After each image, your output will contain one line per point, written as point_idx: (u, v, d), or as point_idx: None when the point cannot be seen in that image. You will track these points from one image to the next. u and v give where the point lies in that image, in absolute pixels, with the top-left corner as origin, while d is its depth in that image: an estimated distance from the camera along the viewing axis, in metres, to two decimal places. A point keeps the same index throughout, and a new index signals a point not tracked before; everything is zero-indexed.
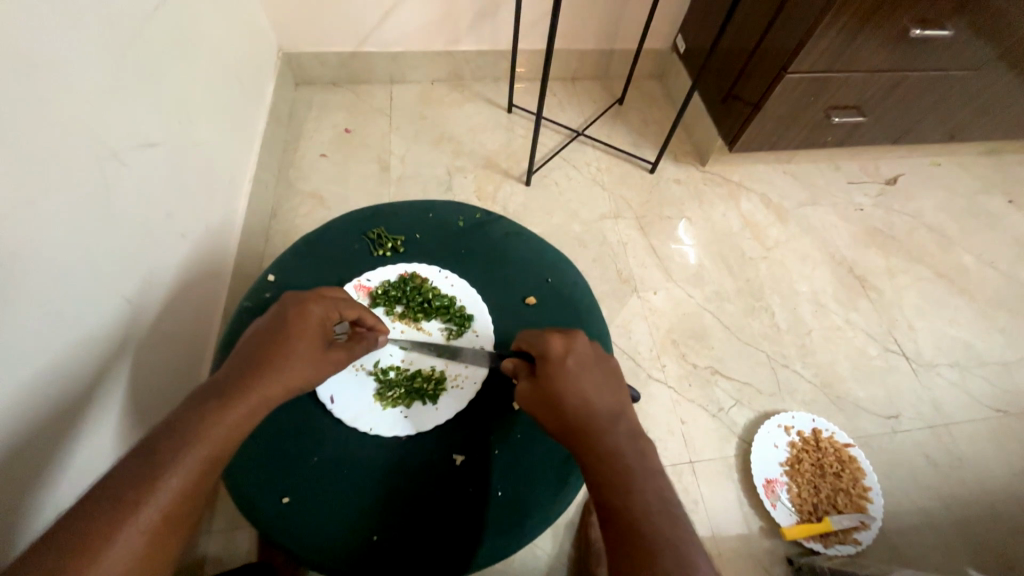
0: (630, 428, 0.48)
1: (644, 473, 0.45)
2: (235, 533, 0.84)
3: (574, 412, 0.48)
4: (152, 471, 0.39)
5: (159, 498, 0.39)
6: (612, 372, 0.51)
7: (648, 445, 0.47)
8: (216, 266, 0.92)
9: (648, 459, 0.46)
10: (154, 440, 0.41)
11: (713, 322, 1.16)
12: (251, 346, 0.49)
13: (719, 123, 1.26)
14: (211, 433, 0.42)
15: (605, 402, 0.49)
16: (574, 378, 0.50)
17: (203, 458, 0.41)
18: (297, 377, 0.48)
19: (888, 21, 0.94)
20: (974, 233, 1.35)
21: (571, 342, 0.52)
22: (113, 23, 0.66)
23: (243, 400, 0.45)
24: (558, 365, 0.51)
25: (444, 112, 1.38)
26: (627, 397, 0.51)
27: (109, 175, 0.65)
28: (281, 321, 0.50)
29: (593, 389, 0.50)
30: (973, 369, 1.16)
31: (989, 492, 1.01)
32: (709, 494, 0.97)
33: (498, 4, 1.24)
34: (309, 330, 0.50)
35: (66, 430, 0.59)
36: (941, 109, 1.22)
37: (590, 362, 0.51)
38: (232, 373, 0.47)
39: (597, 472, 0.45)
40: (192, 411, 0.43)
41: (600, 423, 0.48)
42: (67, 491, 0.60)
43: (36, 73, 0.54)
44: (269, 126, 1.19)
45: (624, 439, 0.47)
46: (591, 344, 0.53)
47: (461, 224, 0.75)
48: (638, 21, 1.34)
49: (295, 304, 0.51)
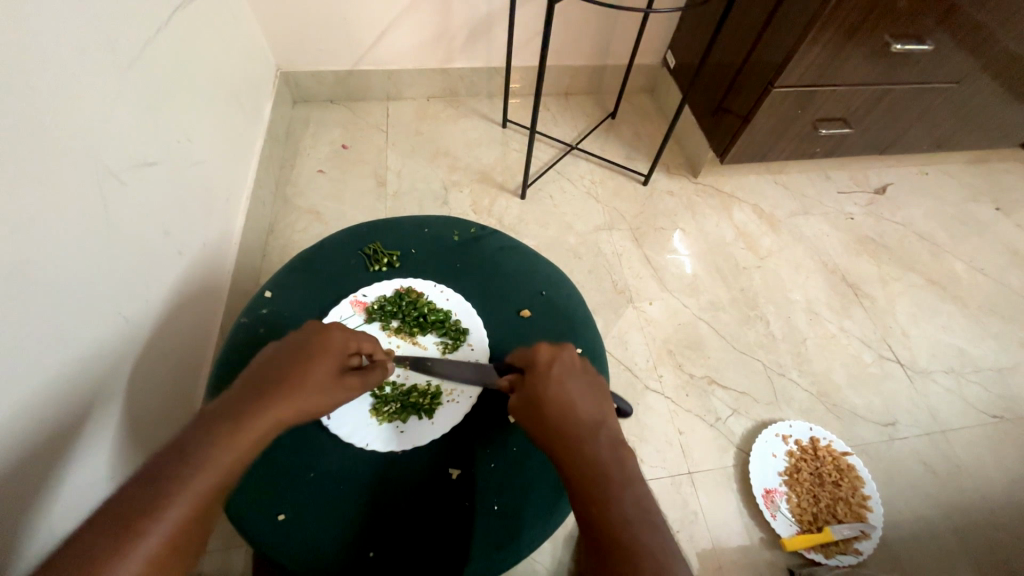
0: (611, 437, 0.48)
1: (623, 482, 0.44)
2: (230, 552, 0.83)
3: (558, 418, 0.49)
4: (161, 495, 0.39)
5: (164, 525, 0.38)
6: (596, 383, 0.53)
7: (629, 455, 0.47)
8: (213, 283, 0.93)
9: (628, 467, 0.46)
10: (162, 463, 0.41)
11: (709, 332, 1.16)
12: (267, 368, 0.50)
13: (710, 135, 1.28)
14: (223, 454, 0.43)
15: (588, 410, 0.50)
16: (563, 385, 0.51)
17: (212, 482, 0.41)
18: (310, 401, 0.49)
19: (870, 37, 0.96)
20: (964, 240, 1.37)
21: (559, 350, 0.54)
22: (114, 47, 0.68)
23: (256, 421, 0.45)
24: (544, 373, 0.52)
25: (440, 128, 1.40)
26: (609, 408, 0.51)
27: (107, 192, 0.66)
28: (302, 344, 0.52)
29: (578, 398, 0.51)
30: (968, 375, 1.16)
31: (988, 499, 1.01)
32: (709, 505, 0.97)
33: (492, 22, 1.27)
34: (327, 356, 0.52)
35: (61, 453, 0.59)
36: (927, 119, 1.24)
37: (577, 371, 0.53)
38: (244, 394, 0.47)
39: (575, 480, 0.45)
40: (201, 432, 0.43)
41: (582, 430, 0.48)
42: (61, 515, 0.59)
43: (38, 97, 0.55)
44: (267, 144, 1.20)
45: (604, 448, 0.47)
46: (577, 355, 0.55)
47: (457, 238, 0.76)
48: (629, 38, 1.37)
49: (315, 332, 0.54)
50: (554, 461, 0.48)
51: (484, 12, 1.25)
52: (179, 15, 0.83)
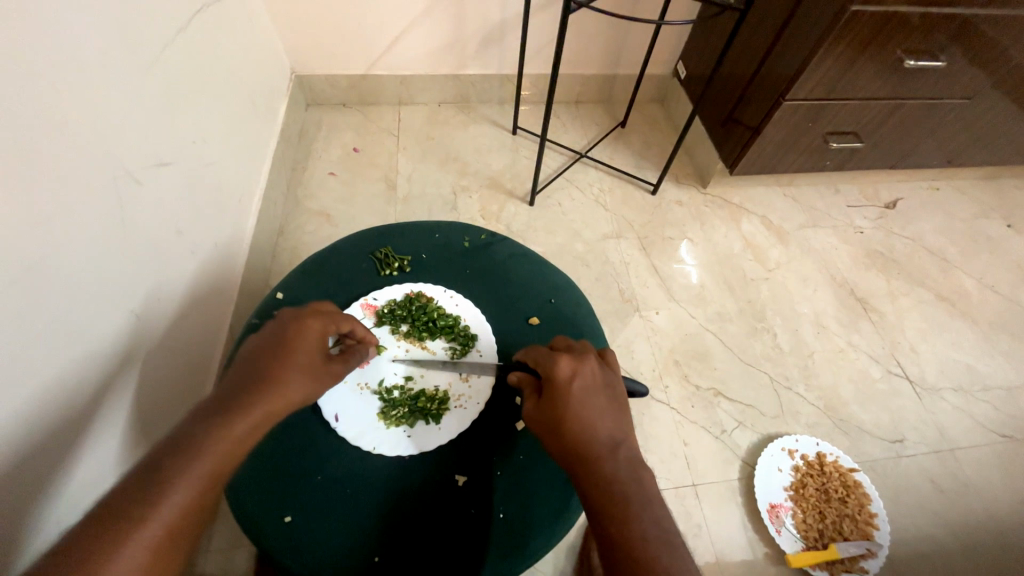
0: (631, 456, 0.48)
1: (642, 503, 0.44)
2: (232, 551, 0.83)
3: (579, 436, 0.48)
4: (156, 486, 0.40)
5: (160, 514, 0.39)
6: (618, 399, 0.51)
7: (647, 474, 0.47)
8: (224, 282, 0.94)
9: (647, 487, 0.46)
10: (159, 456, 0.42)
11: (715, 342, 1.16)
12: (250, 364, 0.49)
13: (720, 146, 1.29)
14: (214, 449, 0.43)
15: (608, 429, 0.49)
16: (583, 402, 0.50)
17: (206, 475, 0.42)
18: (297, 392, 0.49)
19: (882, 52, 0.96)
20: (974, 257, 1.36)
21: (580, 364, 0.53)
22: (134, 49, 0.69)
23: (246, 417, 0.45)
24: (565, 386, 0.51)
25: (451, 133, 1.41)
26: (629, 425, 0.51)
27: (123, 192, 0.67)
28: (278, 336, 0.51)
29: (600, 416, 0.50)
30: (977, 394, 1.15)
31: (997, 520, 1.00)
32: (713, 519, 0.96)
33: (505, 29, 1.28)
34: (306, 343, 0.51)
35: (62, 451, 0.58)
36: (938, 135, 1.24)
37: (598, 386, 0.52)
38: (232, 391, 0.47)
39: (596, 500, 0.45)
40: (197, 428, 0.44)
41: (602, 450, 0.48)
42: (61, 513, 0.59)
43: (57, 97, 0.56)
44: (279, 145, 1.22)
45: (624, 467, 0.47)
46: (599, 368, 0.53)
47: (467, 244, 0.76)
48: (640, 48, 1.38)
49: (289, 321, 0.52)
50: (575, 479, 0.47)
51: (497, 20, 1.26)
52: (197, 18, 0.85)
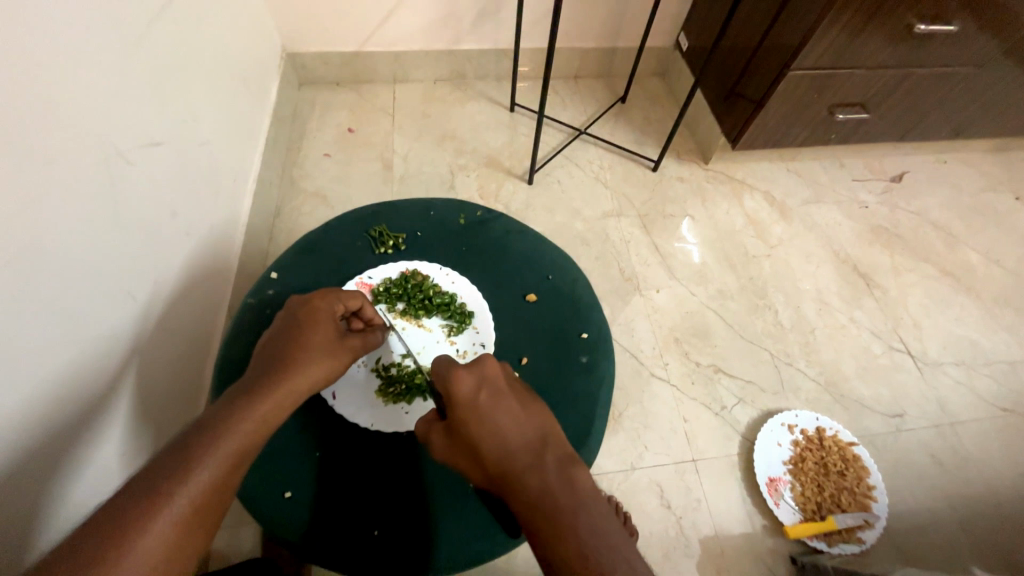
0: (557, 456, 0.47)
1: (574, 506, 0.43)
2: (239, 529, 0.84)
3: (498, 454, 0.47)
4: (184, 463, 0.41)
5: (188, 489, 0.40)
6: (527, 398, 0.51)
7: (577, 468, 0.46)
8: (221, 264, 0.94)
9: (577, 484, 0.44)
10: (186, 437, 0.43)
11: (716, 320, 1.15)
12: (271, 347, 0.52)
13: (722, 120, 1.26)
14: (240, 427, 0.44)
15: (526, 434, 0.48)
16: (493, 413, 0.49)
17: (233, 451, 0.43)
18: (319, 367, 0.51)
19: (892, 18, 0.93)
20: (981, 230, 1.34)
21: (482, 374, 0.52)
22: (120, 25, 0.67)
23: (271, 394, 0.47)
24: (472, 403, 0.50)
25: (447, 111, 1.38)
26: (548, 421, 0.50)
27: (115, 173, 0.66)
28: (293, 319, 0.54)
29: (513, 422, 0.49)
30: (979, 368, 1.15)
31: (995, 491, 1.01)
32: (712, 493, 0.97)
33: (501, 1, 1.24)
34: (321, 320, 0.54)
35: (69, 437, 0.59)
36: (948, 105, 1.20)
37: (505, 392, 0.51)
38: (257, 374, 0.49)
39: (529, 515, 0.43)
40: (223, 408, 0.45)
41: (525, 458, 0.46)
42: (74, 493, 0.60)
43: (43, 74, 0.55)
44: (273, 126, 1.19)
45: (553, 470, 0.45)
46: (503, 370, 0.53)
47: (463, 222, 0.75)
48: (641, 19, 1.34)
49: (301, 305, 0.55)
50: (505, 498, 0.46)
51: None
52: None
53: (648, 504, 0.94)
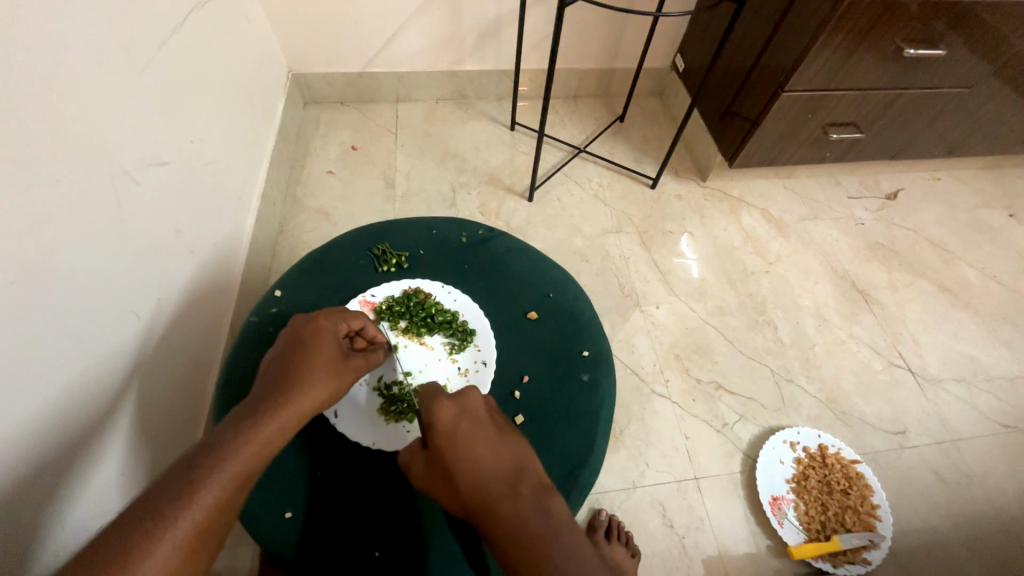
0: (534, 486, 0.48)
1: (551, 535, 0.44)
2: (236, 549, 0.83)
3: (476, 484, 0.47)
4: (189, 486, 0.41)
5: (193, 512, 0.40)
6: (503, 427, 0.52)
7: (553, 498, 0.47)
8: (224, 281, 0.94)
9: (552, 515, 0.46)
10: (190, 459, 0.43)
11: (716, 336, 1.15)
12: (275, 367, 0.52)
13: (719, 139, 1.28)
14: (246, 449, 0.44)
15: (503, 463, 0.49)
16: (471, 443, 0.50)
17: (238, 473, 0.43)
18: (325, 386, 0.52)
19: (881, 42, 0.96)
20: (977, 247, 1.35)
21: (460, 404, 0.52)
22: (130, 49, 0.69)
23: (276, 415, 0.47)
24: (450, 432, 0.50)
25: (448, 129, 1.41)
26: (525, 450, 0.51)
27: (122, 191, 0.67)
28: (296, 339, 0.54)
29: (491, 451, 0.49)
30: (980, 384, 1.15)
31: (1001, 509, 1.00)
32: (715, 512, 0.96)
33: (501, 25, 1.28)
34: (325, 339, 0.54)
35: (70, 457, 0.59)
36: (940, 125, 1.23)
37: (484, 421, 0.51)
38: (262, 393, 0.49)
39: (508, 547, 0.44)
40: (229, 429, 0.45)
41: (503, 489, 0.47)
42: (72, 514, 0.59)
43: (56, 97, 0.56)
44: (277, 144, 1.21)
45: (529, 500, 0.46)
46: (482, 400, 0.54)
47: (465, 240, 0.76)
48: (638, 41, 1.37)
49: (305, 325, 0.55)
50: (482, 529, 0.46)
51: (493, 15, 1.25)
52: (193, 18, 0.85)
53: (651, 523, 0.93)
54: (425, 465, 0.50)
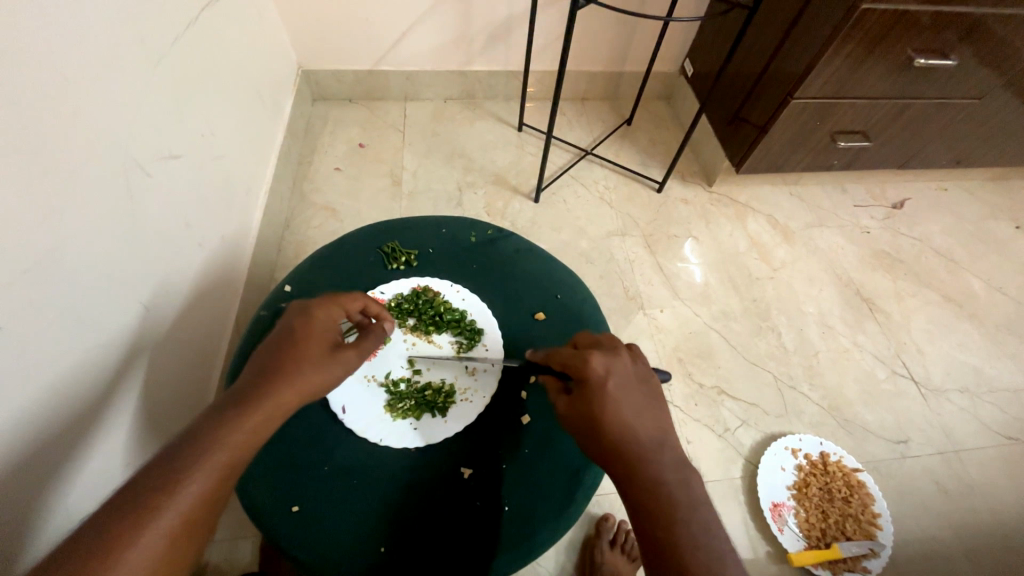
0: (676, 457, 0.47)
1: (689, 507, 0.44)
2: (237, 542, 0.83)
3: (617, 438, 0.47)
4: (175, 476, 0.41)
5: (177, 503, 0.40)
6: (654, 395, 0.51)
7: (694, 475, 0.46)
8: (232, 275, 0.95)
9: (695, 490, 0.45)
10: (176, 449, 0.42)
11: (719, 341, 1.15)
12: (262, 357, 0.50)
13: (726, 145, 1.28)
14: (228, 441, 0.44)
15: (647, 428, 0.48)
16: (618, 401, 0.49)
17: (221, 464, 0.43)
18: (312, 379, 0.50)
19: (892, 52, 0.96)
20: (982, 258, 1.35)
21: (612, 362, 0.52)
22: (145, 43, 0.69)
23: (260, 408, 0.46)
24: (598, 386, 0.50)
25: (456, 129, 1.41)
26: (670, 421, 0.50)
27: (133, 183, 0.67)
28: (287, 329, 0.52)
29: (635, 416, 0.49)
30: (984, 395, 1.15)
31: (1002, 521, 0.99)
32: (715, 517, 0.96)
33: (512, 26, 1.28)
34: (315, 333, 0.52)
35: (67, 446, 0.58)
36: (948, 135, 1.23)
37: (633, 383, 0.51)
38: (246, 383, 0.48)
39: (641, 505, 0.44)
40: (215, 420, 0.45)
41: (646, 450, 0.47)
42: (70, 503, 0.59)
43: (72, 89, 0.57)
44: (286, 140, 1.22)
45: (669, 469, 0.46)
46: (634, 366, 0.52)
47: (474, 239, 0.76)
48: (647, 45, 1.37)
49: (297, 316, 0.53)
50: (617, 481, 0.47)
51: (504, 16, 1.25)
52: (207, 13, 0.85)
53: None
54: (568, 406, 0.51)
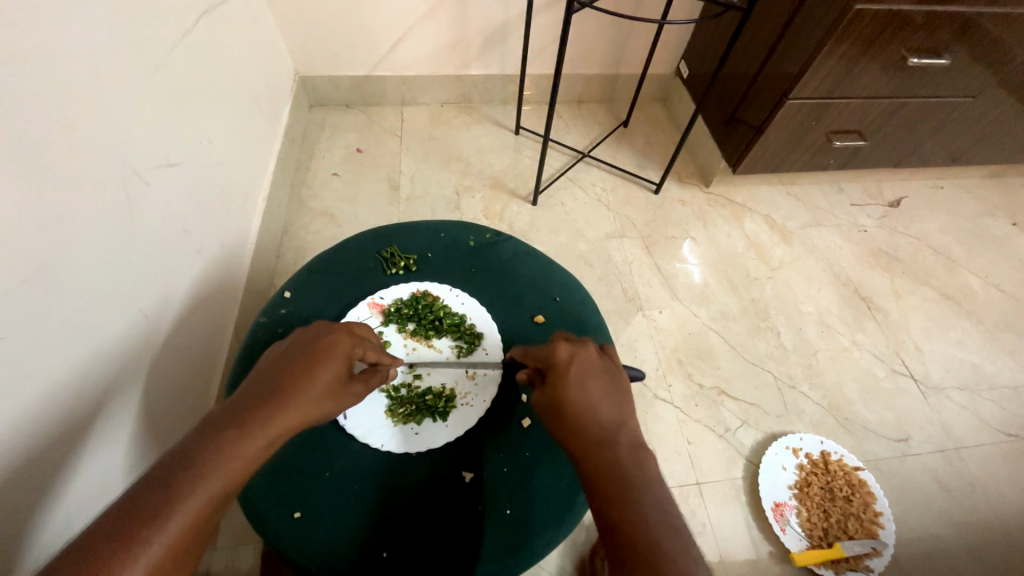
0: (632, 440, 0.47)
1: (643, 485, 0.44)
2: (237, 550, 0.83)
3: (577, 421, 0.48)
4: (166, 499, 0.39)
5: (169, 529, 0.38)
6: (619, 382, 0.52)
7: (649, 457, 0.46)
8: (231, 283, 0.95)
9: (650, 471, 0.45)
10: (169, 472, 0.40)
11: (719, 341, 1.16)
12: (275, 371, 0.49)
13: (723, 146, 1.29)
14: (225, 463, 0.42)
15: (609, 412, 0.49)
16: (583, 387, 0.50)
17: (215, 491, 0.41)
18: (316, 406, 0.49)
19: (884, 52, 0.96)
20: (979, 255, 1.35)
21: (577, 349, 0.54)
22: (142, 51, 0.70)
23: (264, 431, 0.44)
24: (565, 372, 0.52)
25: (453, 133, 1.41)
26: (631, 407, 0.50)
27: (131, 192, 0.68)
28: (309, 347, 0.51)
29: (598, 400, 0.50)
30: (983, 392, 1.15)
31: (1003, 517, 1.00)
32: (717, 517, 0.96)
33: (507, 31, 1.29)
34: (334, 358, 0.51)
35: (61, 456, 0.57)
36: (943, 133, 1.23)
37: (597, 370, 0.52)
38: (246, 399, 0.46)
39: (595, 481, 0.45)
40: (210, 439, 0.43)
41: (602, 432, 0.48)
42: (61, 518, 0.58)
43: (71, 99, 0.57)
44: (284, 146, 1.22)
45: (624, 449, 0.46)
46: (599, 355, 0.54)
47: (472, 243, 0.76)
48: (643, 47, 1.38)
49: (322, 336, 0.53)
50: (575, 462, 0.47)
51: (500, 20, 1.26)
52: (204, 20, 0.86)
53: None
54: (537, 393, 0.53)
